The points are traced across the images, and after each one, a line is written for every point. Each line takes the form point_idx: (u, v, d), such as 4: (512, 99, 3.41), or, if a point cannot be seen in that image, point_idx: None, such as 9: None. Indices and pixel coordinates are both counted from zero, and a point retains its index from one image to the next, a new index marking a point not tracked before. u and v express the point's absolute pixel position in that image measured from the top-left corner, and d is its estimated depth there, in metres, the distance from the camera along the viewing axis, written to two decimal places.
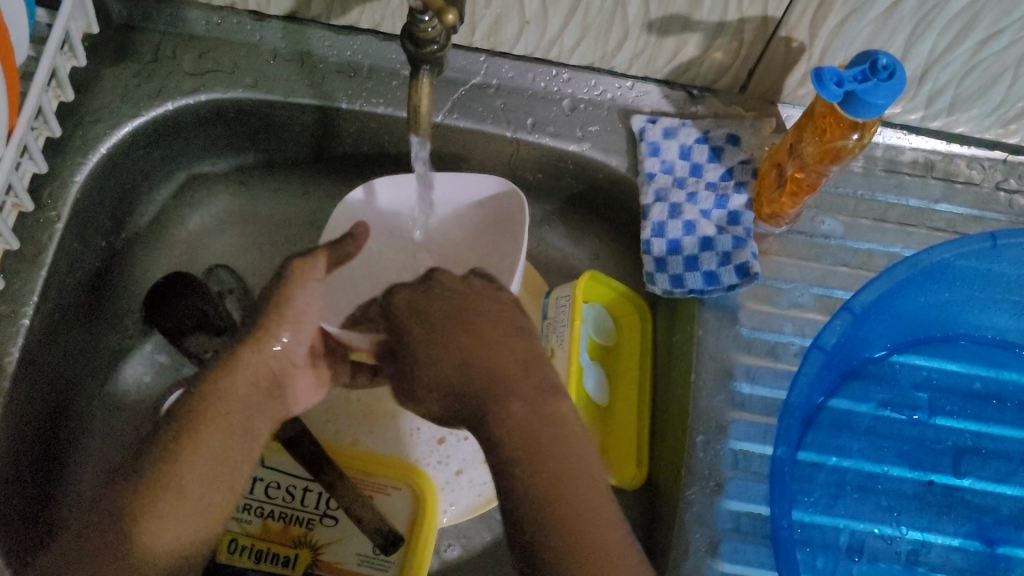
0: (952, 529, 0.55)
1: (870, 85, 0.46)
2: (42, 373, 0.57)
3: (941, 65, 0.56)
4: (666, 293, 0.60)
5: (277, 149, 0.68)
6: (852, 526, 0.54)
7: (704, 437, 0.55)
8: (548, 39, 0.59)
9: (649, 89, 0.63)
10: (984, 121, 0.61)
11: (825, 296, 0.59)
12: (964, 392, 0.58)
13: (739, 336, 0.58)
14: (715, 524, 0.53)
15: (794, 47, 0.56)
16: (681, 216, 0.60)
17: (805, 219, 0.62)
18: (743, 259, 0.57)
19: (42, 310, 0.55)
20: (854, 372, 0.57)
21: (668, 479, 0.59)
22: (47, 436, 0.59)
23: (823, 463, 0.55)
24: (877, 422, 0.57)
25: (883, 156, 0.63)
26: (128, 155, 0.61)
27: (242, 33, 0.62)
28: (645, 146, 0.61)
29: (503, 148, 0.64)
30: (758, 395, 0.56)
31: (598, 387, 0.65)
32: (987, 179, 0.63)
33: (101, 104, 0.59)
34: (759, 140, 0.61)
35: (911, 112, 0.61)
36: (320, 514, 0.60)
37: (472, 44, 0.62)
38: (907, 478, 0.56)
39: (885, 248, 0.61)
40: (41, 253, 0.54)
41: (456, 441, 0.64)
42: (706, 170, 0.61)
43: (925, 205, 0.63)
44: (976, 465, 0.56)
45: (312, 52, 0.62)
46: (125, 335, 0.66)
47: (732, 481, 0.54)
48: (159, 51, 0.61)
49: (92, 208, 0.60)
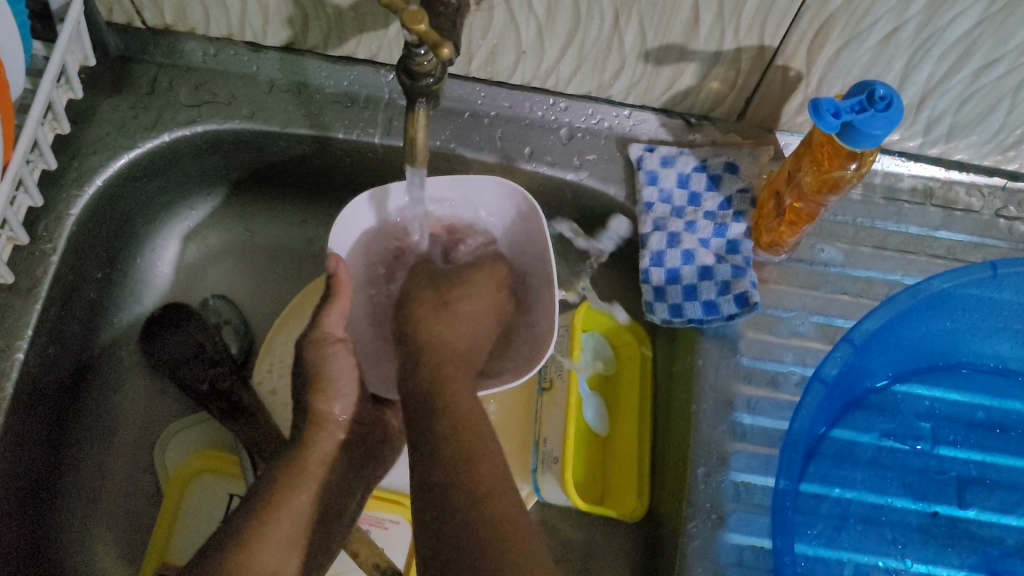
0: (957, 562, 0.54)
1: (868, 115, 0.46)
2: (37, 407, 0.57)
3: (938, 93, 0.55)
4: (665, 323, 0.60)
5: (273, 178, 0.68)
6: (856, 559, 0.53)
7: (705, 469, 0.55)
8: (544, 69, 0.59)
9: (646, 117, 0.63)
10: (983, 147, 0.61)
11: (825, 324, 0.59)
12: (967, 421, 0.57)
13: (739, 366, 0.57)
14: (717, 558, 0.52)
15: (791, 76, 0.56)
16: (680, 245, 0.60)
17: (804, 247, 0.61)
18: (742, 288, 0.57)
19: (36, 344, 0.55)
20: (856, 403, 0.57)
21: (669, 509, 0.58)
22: (40, 470, 0.58)
23: (826, 494, 0.55)
24: (880, 452, 0.56)
25: (881, 184, 0.63)
26: (125, 187, 0.61)
27: (239, 64, 0.62)
28: (643, 175, 0.61)
29: (501, 177, 0.64)
30: (760, 425, 0.56)
31: (598, 416, 0.65)
32: (987, 206, 0.63)
33: (98, 136, 0.59)
34: (758, 168, 0.60)
35: (910, 139, 0.61)
36: None
37: (469, 74, 0.61)
38: (911, 509, 0.55)
39: (885, 276, 0.61)
40: (36, 285, 0.54)
41: None
42: (705, 199, 0.61)
43: (924, 232, 0.62)
44: (981, 496, 0.56)
45: (309, 83, 0.62)
46: (122, 367, 0.66)
47: (734, 514, 0.53)
48: (156, 82, 0.61)
49: (88, 239, 0.59)
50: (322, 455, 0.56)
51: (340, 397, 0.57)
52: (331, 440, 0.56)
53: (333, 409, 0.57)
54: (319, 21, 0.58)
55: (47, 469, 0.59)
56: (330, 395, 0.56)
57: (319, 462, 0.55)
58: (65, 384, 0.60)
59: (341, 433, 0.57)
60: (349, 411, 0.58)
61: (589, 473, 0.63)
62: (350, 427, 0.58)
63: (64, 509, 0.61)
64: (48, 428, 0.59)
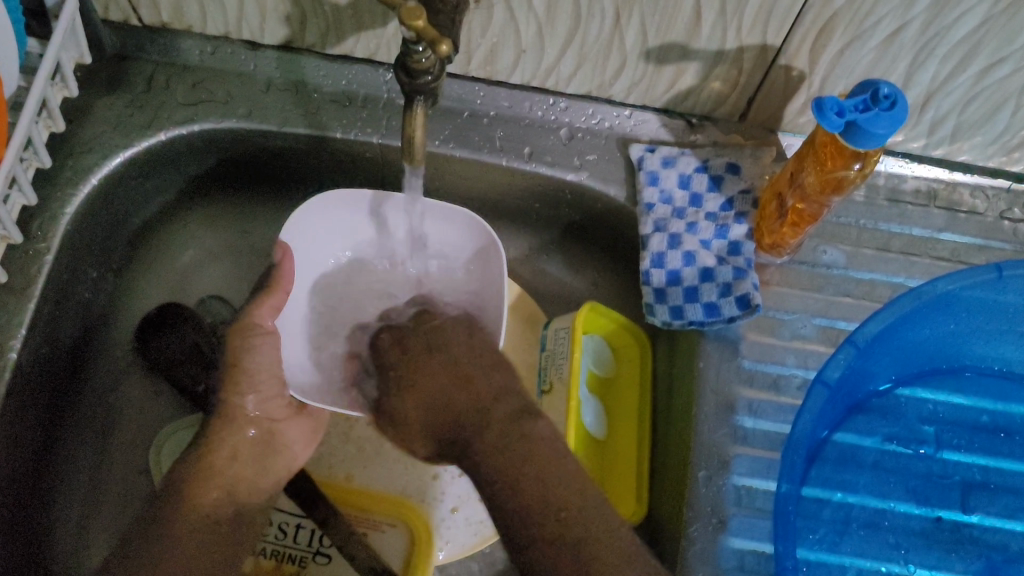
0: (961, 567, 0.53)
1: (872, 115, 0.45)
2: (31, 408, 0.56)
3: (942, 93, 0.55)
4: (665, 325, 0.59)
5: (270, 179, 0.68)
6: (859, 564, 0.53)
7: (706, 472, 0.54)
8: (544, 68, 0.59)
9: (647, 117, 0.62)
10: (987, 149, 0.60)
11: (828, 327, 0.58)
12: (971, 425, 0.57)
13: (741, 368, 0.57)
14: (718, 563, 0.52)
15: (793, 76, 0.55)
16: (681, 246, 0.59)
17: (807, 248, 0.61)
18: (744, 291, 0.56)
19: (30, 344, 0.54)
20: (859, 406, 0.56)
21: (670, 515, 0.57)
22: (33, 471, 0.57)
23: (828, 499, 0.54)
24: (882, 456, 0.56)
25: (885, 185, 0.63)
26: (120, 186, 0.61)
27: (237, 62, 0.61)
28: (644, 175, 0.60)
29: (500, 177, 0.63)
30: (761, 429, 0.55)
31: (597, 420, 0.64)
32: (991, 208, 0.62)
33: (93, 134, 0.58)
34: (760, 169, 0.60)
35: (913, 141, 0.60)
36: (313, 552, 0.59)
37: (468, 73, 0.61)
38: (914, 514, 0.55)
39: (888, 278, 0.60)
40: (29, 285, 0.53)
41: (451, 477, 0.63)
42: (706, 201, 0.60)
43: (928, 234, 0.62)
44: (985, 501, 0.55)
45: (307, 82, 0.61)
46: (118, 367, 0.65)
47: (736, 518, 0.53)
48: (152, 80, 0.61)
49: (83, 240, 0.59)
50: (230, 452, 0.56)
51: (253, 390, 0.56)
52: (242, 435, 0.57)
53: (245, 402, 0.57)
54: (317, 19, 0.57)
55: (41, 470, 0.58)
56: (245, 388, 0.56)
57: (225, 457, 0.56)
58: (60, 384, 0.60)
59: (251, 428, 0.57)
60: (264, 406, 0.58)
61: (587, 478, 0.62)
62: (263, 422, 0.58)
63: (59, 510, 0.60)
64: (42, 429, 0.58)
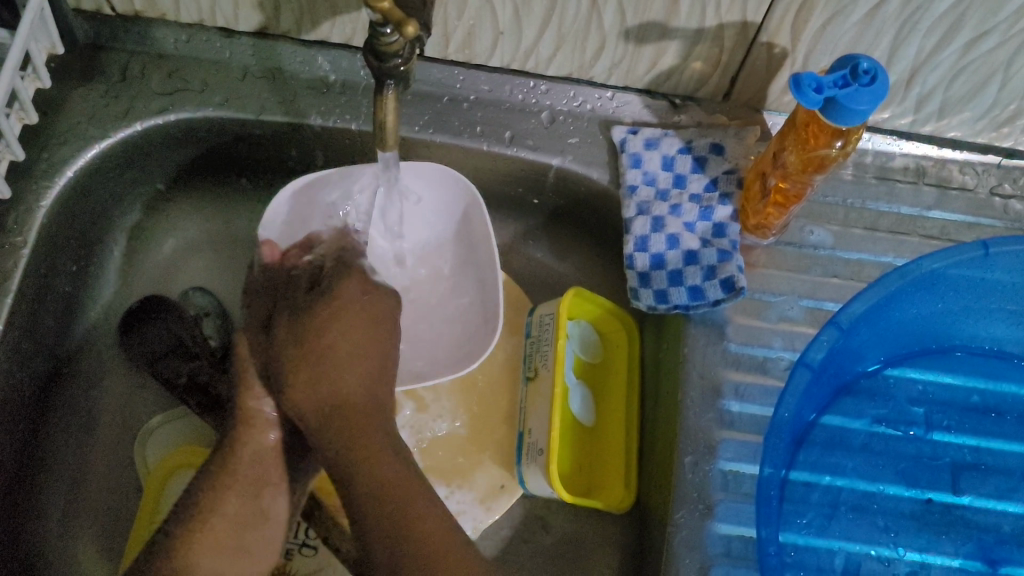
0: (952, 550, 0.53)
1: (852, 90, 0.44)
2: (11, 403, 0.56)
3: (927, 68, 0.54)
4: (650, 309, 0.58)
5: (249, 170, 0.67)
6: (848, 548, 0.52)
7: (693, 458, 0.53)
8: (523, 50, 0.58)
9: (629, 99, 0.61)
10: (977, 124, 0.59)
11: (815, 308, 0.57)
12: (961, 405, 0.56)
13: (727, 352, 0.56)
14: (705, 549, 0.51)
15: (776, 53, 0.54)
16: (664, 229, 0.58)
17: (793, 229, 0.60)
18: (728, 273, 0.55)
19: (8, 339, 0.53)
20: (846, 388, 0.55)
21: (657, 500, 0.57)
22: (14, 467, 0.57)
23: (816, 482, 0.53)
24: (872, 439, 0.55)
25: (873, 163, 0.61)
26: (96, 178, 0.60)
27: (212, 50, 0.60)
28: (626, 157, 0.59)
29: (481, 162, 0.63)
30: (748, 413, 0.54)
31: (585, 407, 0.63)
32: (981, 184, 0.61)
33: (68, 125, 0.57)
34: (745, 149, 0.59)
35: (900, 117, 0.59)
36: (300, 543, 0.59)
37: (447, 57, 0.60)
38: (904, 496, 0.54)
39: (877, 258, 0.59)
40: (7, 279, 0.53)
41: None
42: (690, 181, 0.59)
43: (916, 212, 0.61)
44: (975, 482, 0.54)
45: (284, 68, 0.60)
46: (100, 361, 0.65)
47: (723, 504, 0.52)
48: (127, 70, 0.60)
49: (61, 234, 0.58)
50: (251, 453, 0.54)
51: (267, 390, 0.56)
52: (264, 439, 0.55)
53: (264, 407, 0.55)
54: (291, 4, 0.56)
55: (22, 466, 0.58)
56: (258, 390, 0.56)
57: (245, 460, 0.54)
58: (41, 378, 0.59)
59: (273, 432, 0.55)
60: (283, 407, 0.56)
61: (575, 465, 0.62)
62: (284, 424, 0.56)
63: (42, 506, 0.60)
64: (23, 424, 0.58)
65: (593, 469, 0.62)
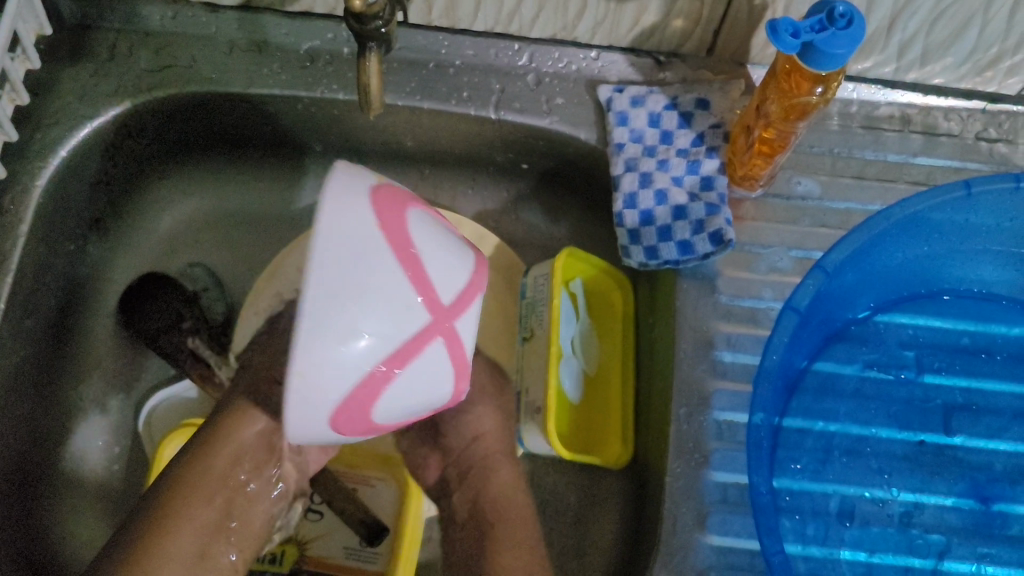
0: (944, 489, 0.54)
1: (829, 34, 0.44)
2: (16, 384, 0.57)
3: (908, 14, 0.54)
4: (642, 265, 0.59)
5: (241, 146, 0.68)
6: (842, 491, 0.53)
7: (687, 409, 0.55)
8: (506, 14, 0.58)
9: (615, 58, 0.62)
10: (960, 69, 0.59)
11: (805, 258, 0.58)
12: (952, 347, 0.57)
13: (718, 304, 0.57)
14: (702, 497, 0.53)
15: (756, 5, 0.54)
16: (652, 185, 0.58)
17: (781, 180, 0.60)
18: (716, 226, 0.56)
19: (10, 318, 0.55)
20: (838, 335, 0.56)
21: (654, 453, 0.58)
22: (24, 449, 0.58)
23: (810, 428, 0.54)
24: (864, 383, 0.56)
25: (859, 113, 0.62)
26: (91, 157, 0.60)
27: (198, 26, 0.61)
28: (612, 116, 0.60)
29: (471, 128, 0.63)
30: (741, 362, 0.56)
31: (574, 384, 0.62)
32: (966, 129, 0.62)
33: (60, 106, 0.58)
34: (729, 103, 0.59)
35: (883, 65, 0.59)
36: (306, 509, 0.61)
37: (431, 23, 0.60)
38: (896, 439, 0.55)
39: (864, 206, 0.60)
40: (6, 258, 0.54)
41: None
42: (677, 137, 0.59)
43: (902, 159, 0.61)
44: (967, 423, 0.55)
45: (271, 41, 0.61)
46: (102, 340, 0.66)
47: (718, 453, 0.54)
48: (115, 49, 0.60)
49: (57, 214, 0.59)
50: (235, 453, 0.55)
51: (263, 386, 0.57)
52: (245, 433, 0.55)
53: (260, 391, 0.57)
54: None
55: (28, 448, 0.59)
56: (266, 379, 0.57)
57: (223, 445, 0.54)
58: (44, 359, 0.60)
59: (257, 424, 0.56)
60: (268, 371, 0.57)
61: (572, 429, 0.63)
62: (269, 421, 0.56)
63: (52, 484, 0.61)
64: (30, 407, 0.59)
65: (590, 438, 0.63)
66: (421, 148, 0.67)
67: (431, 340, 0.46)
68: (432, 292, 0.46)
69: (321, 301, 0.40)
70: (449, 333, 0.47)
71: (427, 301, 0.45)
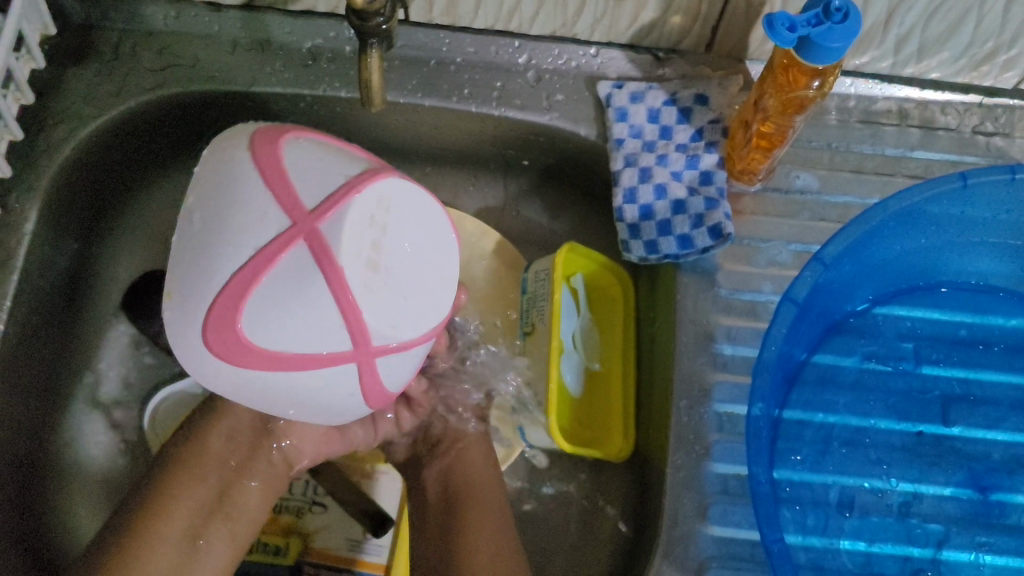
0: (943, 479, 0.54)
1: (825, 29, 0.45)
2: (22, 381, 0.57)
3: (904, 9, 0.54)
4: (642, 260, 0.60)
5: None
6: (841, 481, 0.53)
7: (687, 401, 0.55)
8: (506, 11, 0.59)
9: (614, 55, 0.62)
10: (957, 64, 0.59)
11: (804, 252, 0.59)
12: (949, 339, 0.57)
13: (718, 297, 0.57)
14: (703, 489, 0.53)
15: (754, 1, 0.55)
16: (652, 180, 0.59)
17: (779, 174, 0.61)
18: (715, 220, 0.56)
19: (16, 315, 0.55)
20: (837, 327, 0.56)
21: (655, 446, 0.58)
22: (29, 445, 0.59)
23: (809, 420, 0.55)
24: (863, 375, 0.56)
25: (856, 107, 0.62)
26: (96, 155, 0.61)
27: (201, 25, 0.61)
28: (612, 112, 0.60)
29: (471, 124, 0.63)
30: (741, 354, 0.56)
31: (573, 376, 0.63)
32: (963, 123, 0.62)
33: (64, 106, 0.59)
34: (728, 98, 0.60)
35: (881, 60, 0.60)
36: (310, 502, 0.62)
37: (432, 20, 0.61)
38: (895, 430, 0.55)
39: (863, 200, 0.60)
40: (11, 257, 0.55)
41: None
42: (676, 133, 0.60)
43: (900, 153, 0.62)
44: (965, 413, 0.56)
45: (273, 40, 0.61)
46: (109, 338, 0.67)
47: (718, 444, 0.54)
48: (119, 48, 0.61)
49: (62, 213, 0.59)
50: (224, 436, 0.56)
51: None
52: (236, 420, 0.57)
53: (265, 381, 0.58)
54: None
55: (33, 445, 0.60)
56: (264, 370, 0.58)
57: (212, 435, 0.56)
58: (50, 356, 0.61)
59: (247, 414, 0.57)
60: None
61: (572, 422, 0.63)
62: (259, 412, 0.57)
63: (63, 478, 0.62)
64: (35, 404, 0.60)
65: (591, 432, 0.63)
66: (422, 145, 0.67)
67: (290, 246, 0.40)
68: (297, 196, 0.41)
69: (189, 234, 0.42)
70: (317, 242, 0.40)
71: (286, 205, 0.40)
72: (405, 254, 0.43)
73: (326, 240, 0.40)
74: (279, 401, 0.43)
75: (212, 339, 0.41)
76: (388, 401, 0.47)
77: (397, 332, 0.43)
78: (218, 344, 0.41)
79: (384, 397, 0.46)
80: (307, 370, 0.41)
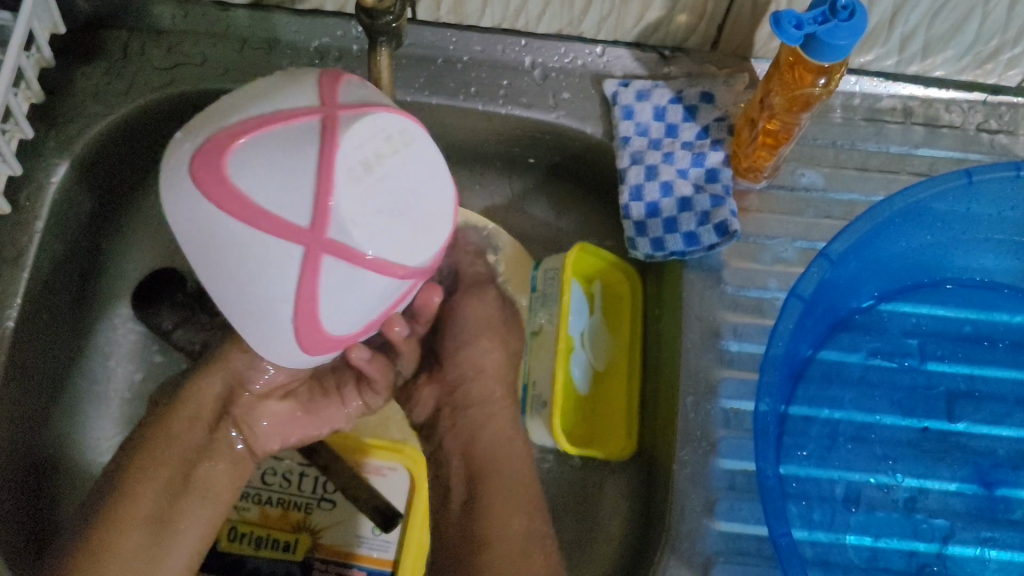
0: (949, 475, 0.55)
1: (832, 26, 0.45)
2: (30, 379, 0.58)
3: (909, 7, 0.55)
4: (648, 256, 0.60)
5: None
6: (847, 477, 0.54)
7: (694, 398, 0.55)
8: (513, 9, 0.59)
9: (620, 53, 0.62)
10: (961, 61, 0.60)
11: (809, 249, 0.59)
12: (955, 336, 0.57)
13: (724, 295, 0.58)
14: (710, 484, 0.54)
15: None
16: (658, 177, 0.59)
17: (785, 172, 0.61)
18: (721, 218, 0.57)
19: (26, 313, 0.56)
20: (842, 324, 0.57)
21: (662, 442, 0.59)
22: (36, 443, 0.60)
23: (815, 416, 0.55)
24: (868, 371, 0.57)
25: (862, 105, 0.62)
26: (104, 153, 0.61)
27: (209, 24, 0.62)
28: (618, 110, 0.61)
29: (477, 122, 0.64)
30: (747, 351, 0.56)
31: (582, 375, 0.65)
32: (968, 121, 0.62)
33: (72, 104, 0.59)
34: (734, 96, 0.60)
35: (886, 58, 0.60)
36: (318, 498, 0.62)
37: (439, 19, 0.61)
38: (900, 426, 0.56)
39: (868, 197, 0.60)
40: (21, 254, 0.55)
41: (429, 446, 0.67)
42: (682, 131, 0.60)
43: (905, 150, 0.62)
44: (970, 409, 0.56)
45: (281, 38, 0.62)
46: (115, 336, 0.66)
47: (725, 440, 0.54)
48: (128, 48, 0.61)
49: (71, 211, 0.60)
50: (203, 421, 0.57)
51: None
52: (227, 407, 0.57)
53: None
54: None
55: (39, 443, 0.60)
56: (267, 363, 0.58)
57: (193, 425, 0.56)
58: (57, 354, 0.61)
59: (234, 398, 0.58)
60: None
61: (576, 420, 0.64)
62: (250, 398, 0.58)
63: (58, 473, 0.62)
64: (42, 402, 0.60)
65: (595, 431, 0.64)
66: None
67: (298, 134, 0.41)
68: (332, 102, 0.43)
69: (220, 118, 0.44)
70: (327, 131, 0.41)
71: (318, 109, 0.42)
72: (405, 182, 0.42)
73: (339, 123, 0.41)
74: (219, 254, 0.42)
75: (198, 162, 0.41)
76: (336, 347, 0.45)
77: (362, 240, 0.41)
78: (201, 169, 0.41)
79: (319, 329, 0.44)
80: (257, 227, 0.41)
